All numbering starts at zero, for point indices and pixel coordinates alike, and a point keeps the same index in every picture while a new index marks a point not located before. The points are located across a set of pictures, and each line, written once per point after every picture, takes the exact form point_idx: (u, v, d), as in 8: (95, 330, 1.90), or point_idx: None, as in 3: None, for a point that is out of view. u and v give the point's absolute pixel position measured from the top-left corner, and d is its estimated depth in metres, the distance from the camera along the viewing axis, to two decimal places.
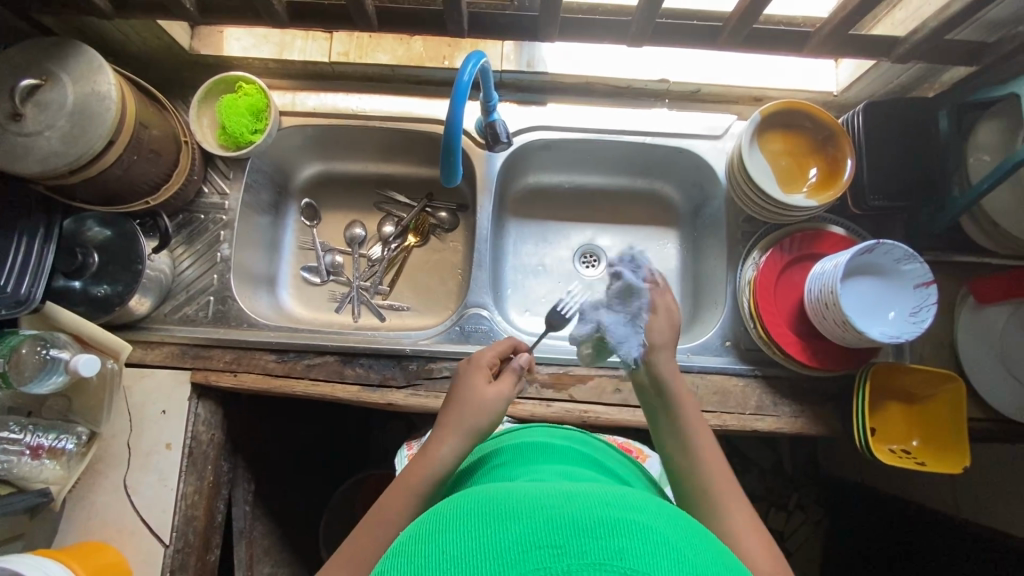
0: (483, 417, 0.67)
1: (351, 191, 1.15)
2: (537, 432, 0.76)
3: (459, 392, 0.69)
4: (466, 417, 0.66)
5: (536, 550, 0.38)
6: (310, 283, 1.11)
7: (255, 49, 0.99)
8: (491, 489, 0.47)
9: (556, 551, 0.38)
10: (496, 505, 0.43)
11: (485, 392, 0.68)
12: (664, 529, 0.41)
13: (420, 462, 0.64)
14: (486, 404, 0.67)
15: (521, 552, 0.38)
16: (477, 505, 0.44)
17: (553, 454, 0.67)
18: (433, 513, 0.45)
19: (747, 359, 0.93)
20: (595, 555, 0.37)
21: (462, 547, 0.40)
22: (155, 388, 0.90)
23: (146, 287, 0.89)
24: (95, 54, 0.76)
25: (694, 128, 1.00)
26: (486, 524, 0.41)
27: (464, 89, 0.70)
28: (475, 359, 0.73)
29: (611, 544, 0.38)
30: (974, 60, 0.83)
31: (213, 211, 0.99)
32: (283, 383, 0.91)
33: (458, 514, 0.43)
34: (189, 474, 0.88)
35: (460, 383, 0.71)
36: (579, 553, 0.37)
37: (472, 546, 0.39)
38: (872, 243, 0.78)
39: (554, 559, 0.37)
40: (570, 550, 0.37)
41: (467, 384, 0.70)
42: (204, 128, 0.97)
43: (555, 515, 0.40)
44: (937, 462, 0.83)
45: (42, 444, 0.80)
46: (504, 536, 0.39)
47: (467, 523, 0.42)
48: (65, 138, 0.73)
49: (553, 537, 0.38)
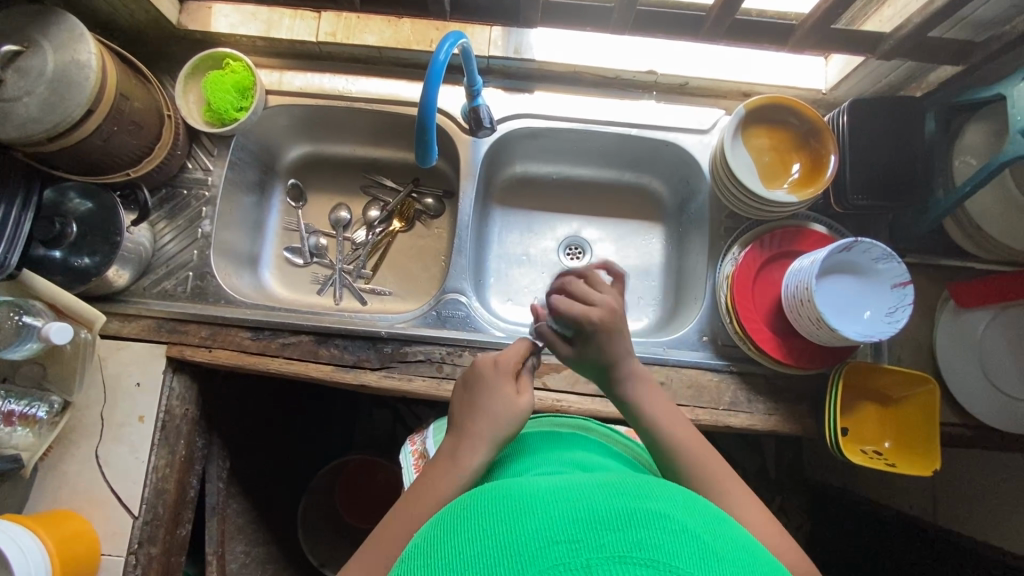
0: (514, 429, 0.65)
1: (338, 174, 1.15)
2: (540, 423, 0.76)
3: (488, 401, 0.66)
4: (498, 428, 0.64)
5: (553, 546, 0.38)
6: (293, 264, 1.12)
7: (243, 26, 0.98)
8: (501, 485, 0.46)
9: (574, 545, 0.38)
10: (509, 502, 0.43)
11: (514, 404, 0.66)
12: (679, 516, 0.41)
13: (446, 470, 0.62)
14: (516, 415, 0.65)
15: (540, 548, 0.38)
16: (489, 504, 0.44)
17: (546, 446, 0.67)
18: (446, 519, 0.45)
19: (724, 355, 0.93)
20: (613, 547, 0.37)
21: (479, 550, 0.40)
22: (131, 361, 0.90)
23: (125, 260, 0.89)
24: (77, 23, 0.76)
25: (681, 121, 1.00)
26: (503, 524, 0.41)
27: (439, 69, 0.70)
28: (502, 366, 0.70)
29: (628, 536, 0.38)
30: (961, 60, 0.82)
31: (196, 186, 0.99)
32: (257, 360, 0.91)
33: (471, 515, 0.44)
34: (161, 448, 0.89)
35: (487, 391, 0.67)
36: (597, 546, 0.37)
37: (491, 550, 0.39)
38: (849, 241, 0.77)
39: (572, 553, 0.37)
40: (587, 544, 0.37)
41: (496, 393, 0.67)
42: (190, 104, 0.97)
43: (571, 509, 0.40)
44: (908, 464, 0.82)
45: (14, 411, 0.82)
46: (521, 535, 0.39)
47: (483, 525, 0.42)
48: (43, 105, 0.73)
49: (570, 532, 0.38)
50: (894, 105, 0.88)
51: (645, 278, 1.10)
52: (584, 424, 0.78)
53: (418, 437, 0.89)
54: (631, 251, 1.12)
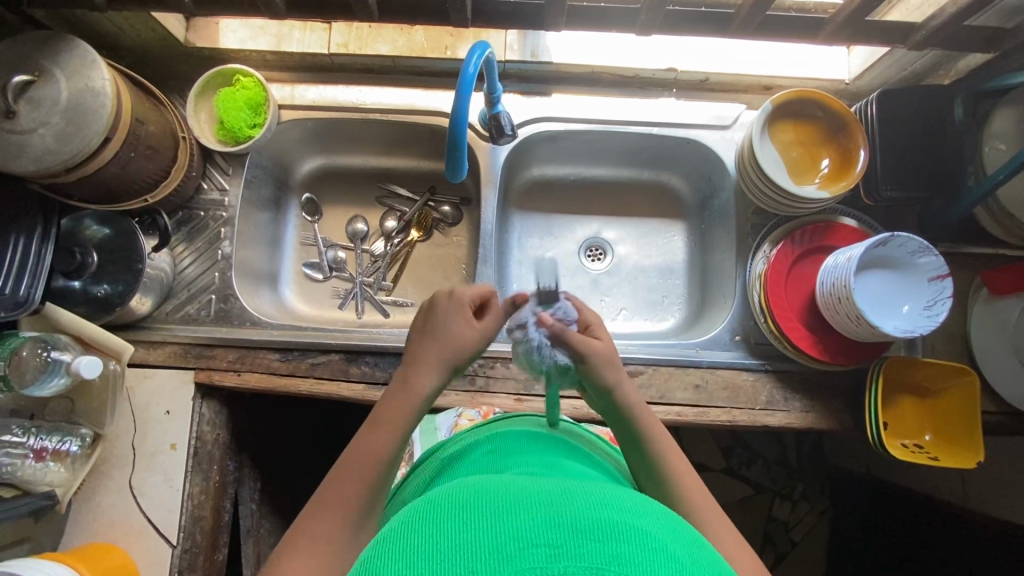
0: (462, 354, 0.63)
1: (352, 185, 1.13)
2: (528, 421, 0.72)
3: (442, 326, 0.63)
4: (444, 349, 0.62)
5: (533, 549, 0.37)
6: (313, 280, 1.10)
7: (253, 41, 0.97)
8: (482, 484, 0.46)
9: (553, 551, 0.37)
10: (493, 499, 0.43)
11: (468, 332, 0.63)
12: (662, 535, 0.40)
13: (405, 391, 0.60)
14: (467, 344, 0.63)
15: (517, 548, 0.37)
16: (474, 496, 0.43)
17: (547, 444, 0.63)
18: (429, 503, 0.45)
19: (758, 354, 0.92)
20: (591, 557, 0.36)
21: (456, 541, 0.38)
22: (159, 389, 0.89)
23: (147, 287, 0.88)
24: (88, 48, 0.74)
25: (703, 118, 0.98)
26: (483, 517, 0.40)
27: (470, 81, 0.69)
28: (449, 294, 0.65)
29: (607, 548, 0.37)
30: (992, 47, 0.80)
31: (213, 208, 0.97)
32: (287, 382, 0.90)
33: (453, 505, 0.43)
34: (194, 474, 0.88)
35: (442, 316, 0.64)
36: (576, 555, 0.36)
37: (469, 541, 0.38)
38: (887, 236, 0.76)
39: (550, 558, 0.36)
40: (567, 550, 0.36)
41: (444, 320, 0.63)
42: (202, 123, 0.95)
43: (553, 514, 0.40)
44: (950, 457, 0.82)
45: (46, 447, 0.80)
46: (502, 532, 0.38)
47: (462, 516, 0.41)
48: (60, 135, 0.71)
49: (550, 537, 0.37)
50: (920, 95, 0.87)
51: (669, 276, 1.09)
52: (574, 430, 0.73)
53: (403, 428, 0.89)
54: (653, 250, 1.11)
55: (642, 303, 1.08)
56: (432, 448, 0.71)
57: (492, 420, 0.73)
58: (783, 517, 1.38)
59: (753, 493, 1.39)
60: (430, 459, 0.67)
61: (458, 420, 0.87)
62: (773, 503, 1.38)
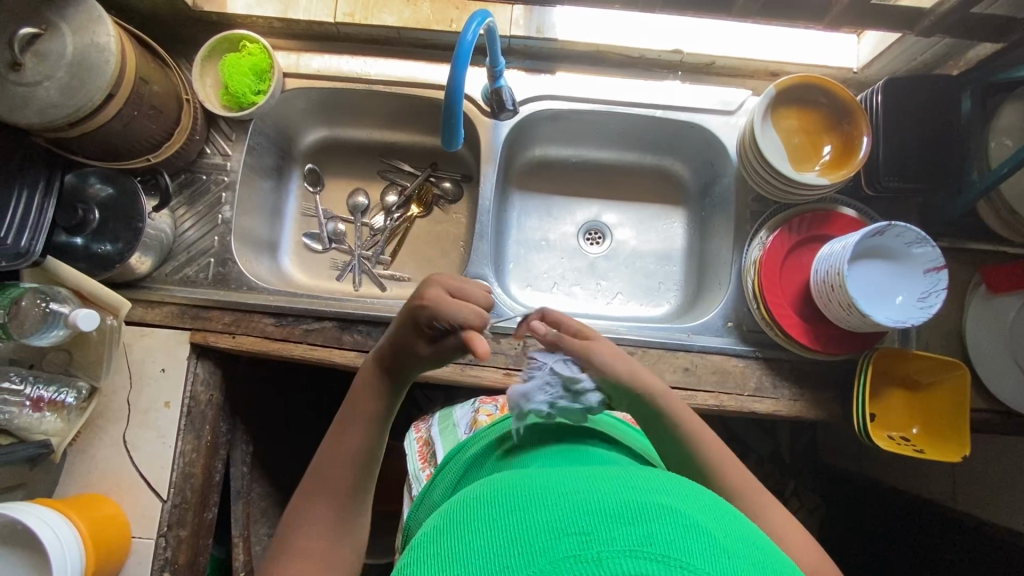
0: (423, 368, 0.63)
1: (353, 158, 1.14)
2: None
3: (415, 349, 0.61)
4: (399, 353, 0.62)
5: (564, 537, 0.38)
6: (312, 250, 1.10)
7: (260, 6, 0.98)
8: (512, 481, 0.47)
9: (584, 537, 0.38)
10: (520, 492, 0.44)
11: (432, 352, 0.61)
12: (691, 511, 0.41)
13: (364, 377, 0.65)
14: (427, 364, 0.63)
15: (550, 538, 0.38)
16: (502, 494, 0.45)
17: (561, 430, 0.64)
18: (459, 507, 0.46)
19: (749, 341, 0.92)
20: (624, 540, 0.37)
21: (491, 540, 0.40)
22: (155, 347, 0.90)
23: (147, 246, 0.89)
24: (95, 5, 0.75)
25: (707, 102, 0.98)
26: (513, 513, 0.42)
27: (467, 50, 0.69)
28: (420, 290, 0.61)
29: (637, 530, 0.38)
30: (1002, 37, 0.79)
31: (215, 171, 0.98)
32: (281, 347, 0.91)
33: (480, 506, 0.44)
34: (187, 432, 0.89)
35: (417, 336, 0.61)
36: (607, 540, 0.37)
37: (501, 537, 0.40)
38: (883, 225, 0.75)
39: (583, 545, 0.37)
40: (598, 537, 0.38)
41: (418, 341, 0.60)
42: (207, 88, 0.95)
43: (580, 503, 0.41)
44: (937, 451, 0.81)
45: (42, 397, 0.82)
46: (532, 526, 0.40)
47: (491, 515, 0.42)
48: (64, 90, 0.73)
49: (582, 525, 0.39)
50: (932, 85, 0.85)
51: (667, 262, 1.09)
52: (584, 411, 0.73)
53: (423, 425, 0.91)
54: (652, 236, 1.11)
55: (638, 288, 1.08)
56: (455, 449, 0.71)
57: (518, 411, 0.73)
58: None
59: None
60: (456, 458, 0.68)
61: (476, 415, 0.85)
62: None
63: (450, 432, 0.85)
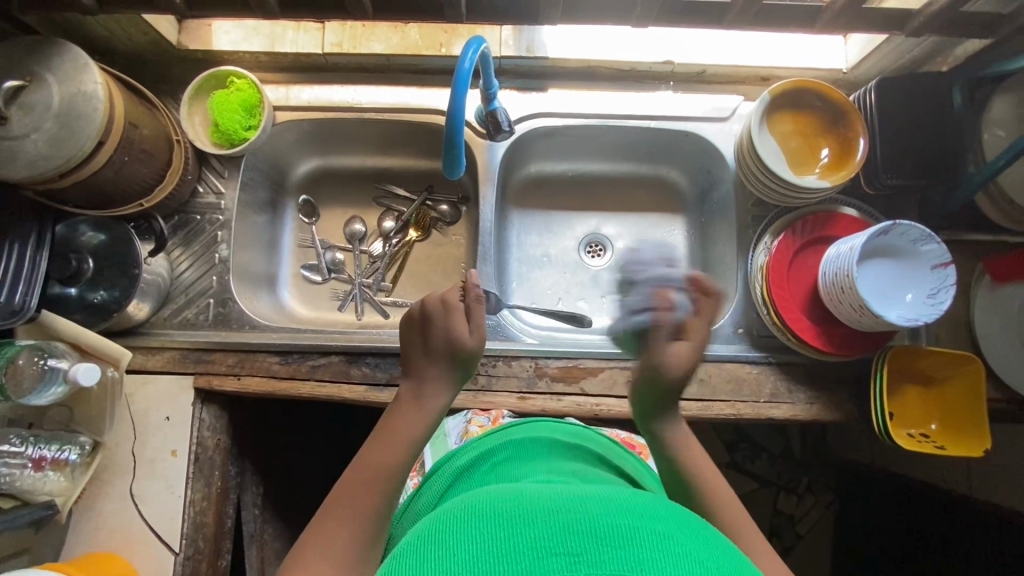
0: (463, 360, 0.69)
1: (348, 186, 1.12)
2: (545, 425, 0.71)
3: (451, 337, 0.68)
4: (453, 349, 0.68)
5: (552, 558, 0.37)
6: (311, 282, 1.09)
7: (246, 41, 0.96)
8: (500, 492, 0.46)
9: (573, 559, 0.37)
10: (509, 506, 0.43)
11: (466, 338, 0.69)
12: (681, 536, 0.40)
13: (409, 407, 0.65)
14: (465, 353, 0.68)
15: (537, 557, 0.37)
16: (488, 507, 0.43)
17: (553, 448, 0.64)
18: (443, 516, 0.44)
19: (761, 346, 0.92)
20: (614, 565, 0.37)
21: (476, 552, 0.38)
22: (158, 394, 0.88)
23: (145, 292, 0.87)
24: (80, 52, 0.73)
25: (701, 111, 0.98)
26: (499, 526, 0.40)
27: (465, 76, 0.69)
28: (442, 300, 0.71)
29: (629, 555, 0.37)
30: (990, 33, 0.80)
31: (209, 211, 0.96)
32: (287, 386, 0.89)
33: (464, 516, 0.43)
34: (196, 480, 0.86)
35: (449, 327, 0.69)
36: (597, 562, 0.37)
37: (486, 550, 0.38)
38: (888, 224, 0.75)
39: (572, 567, 0.37)
40: (588, 559, 0.37)
41: (453, 333, 0.68)
42: (196, 126, 0.94)
43: (571, 521, 0.40)
44: (956, 446, 0.81)
45: (44, 456, 0.79)
46: (518, 542, 0.39)
47: (480, 523, 0.41)
48: (52, 141, 0.71)
49: (572, 545, 0.38)
50: (922, 82, 0.86)
51: (670, 271, 1.08)
52: (583, 432, 0.73)
53: None
54: (653, 244, 1.10)
55: None
56: (443, 458, 0.70)
57: (501, 427, 0.73)
58: (789, 512, 1.35)
59: (757, 486, 1.37)
60: (443, 470, 0.67)
61: (469, 426, 0.85)
62: (779, 497, 1.37)
63: (440, 442, 0.85)
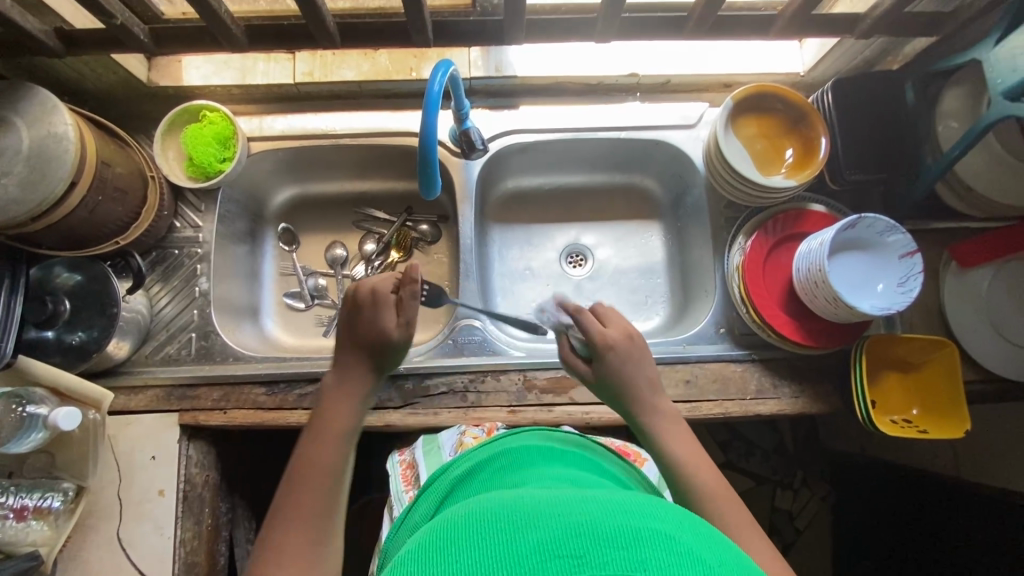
0: (386, 352, 0.73)
1: (327, 212, 1.13)
2: (535, 433, 0.71)
3: (376, 329, 0.72)
4: (376, 342, 0.72)
5: (555, 560, 0.38)
6: (295, 309, 1.08)
7: (217, 76, 0.97)
8: (500, 498, 0.46)
9: (576, 561, 0.37)
10: (511, 511, 0.43)
11: (390, 330, 0.72)
12: (682, 535, 0.41)
13: (333, 391, 0.70)
14: (387, 346, 0.72)
15: (540, 561, 0.38)
16: (489, 513, 0.43)
17: (546, 458, 0.64)
18: (445, 523, 0.44)
19: (743, 344, 0.93)
20: (617, 565, 0.37)
21: (479, 558, 0.39)
22: (142, 434, 0.86)
23: (124, 330, 0.86)
24: (49, 95, 0.73)
25: (669, 119, 1.01)
26: (502, 531, 0.41)
27: (435, 99, 0.70)
28: (371, 290, 0.74)
29: (631, 554, 0.38)
30: (934, 31, 0.84)
31: (187, 245, 0.96)
32: (275, 417, 0.88)
33: (466, 522, 0.43)
34: (185, 519, 0.85)
35: (376, 319, 0.72)
36: (599, 563, 0.37)
37: (490, 555, 0.39)
38: (855, 218, 0.78)
39: (575, 568, 0.37)
40: (590, 560, 0.37)
41: (377, 326, 0.72)
42: (170, 161, 0.94)
43: (572, 524, 0.40)
44: (939, 429, 0.83)
45: (27, 505, 0.77)
46: (520, 547, 0.39)
47: (482, 530, 0.41)
48: (24, 184, 0.70)
49: (573, 547, 0.38)
50: (875, 81, 0.90)
51: (650, 276, 1.10)
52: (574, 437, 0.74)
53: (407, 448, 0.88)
54: (632, 251, 1.12)
55: (626, 304, 1.08)
56: (438, 470, 0.69)
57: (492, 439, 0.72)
58: (786, 508, 1.36)
59: (752, 485, 1.38)
60: (437, 484, 0.66)
61: (462, 438, 0.83)
62: (775, 493, 1.37)
63: (433, 454, 0.82)
